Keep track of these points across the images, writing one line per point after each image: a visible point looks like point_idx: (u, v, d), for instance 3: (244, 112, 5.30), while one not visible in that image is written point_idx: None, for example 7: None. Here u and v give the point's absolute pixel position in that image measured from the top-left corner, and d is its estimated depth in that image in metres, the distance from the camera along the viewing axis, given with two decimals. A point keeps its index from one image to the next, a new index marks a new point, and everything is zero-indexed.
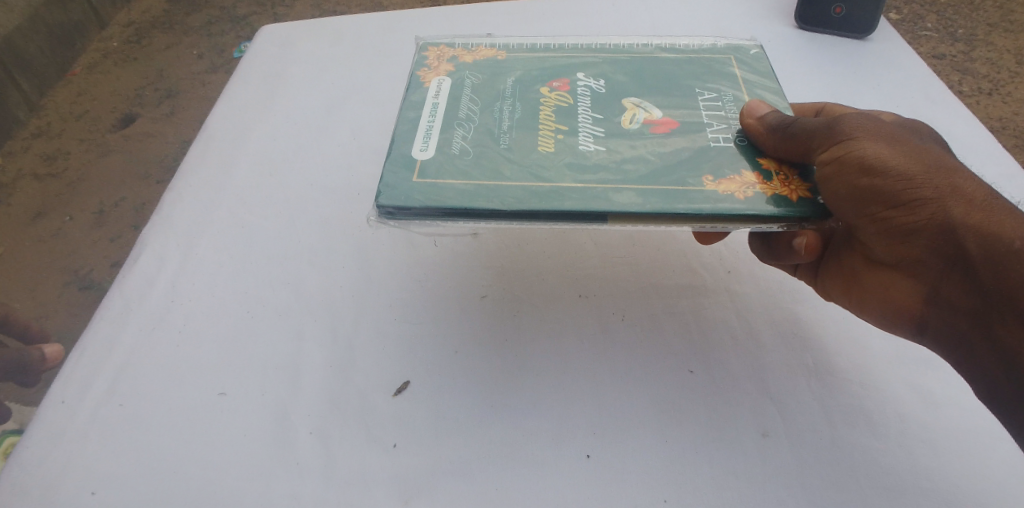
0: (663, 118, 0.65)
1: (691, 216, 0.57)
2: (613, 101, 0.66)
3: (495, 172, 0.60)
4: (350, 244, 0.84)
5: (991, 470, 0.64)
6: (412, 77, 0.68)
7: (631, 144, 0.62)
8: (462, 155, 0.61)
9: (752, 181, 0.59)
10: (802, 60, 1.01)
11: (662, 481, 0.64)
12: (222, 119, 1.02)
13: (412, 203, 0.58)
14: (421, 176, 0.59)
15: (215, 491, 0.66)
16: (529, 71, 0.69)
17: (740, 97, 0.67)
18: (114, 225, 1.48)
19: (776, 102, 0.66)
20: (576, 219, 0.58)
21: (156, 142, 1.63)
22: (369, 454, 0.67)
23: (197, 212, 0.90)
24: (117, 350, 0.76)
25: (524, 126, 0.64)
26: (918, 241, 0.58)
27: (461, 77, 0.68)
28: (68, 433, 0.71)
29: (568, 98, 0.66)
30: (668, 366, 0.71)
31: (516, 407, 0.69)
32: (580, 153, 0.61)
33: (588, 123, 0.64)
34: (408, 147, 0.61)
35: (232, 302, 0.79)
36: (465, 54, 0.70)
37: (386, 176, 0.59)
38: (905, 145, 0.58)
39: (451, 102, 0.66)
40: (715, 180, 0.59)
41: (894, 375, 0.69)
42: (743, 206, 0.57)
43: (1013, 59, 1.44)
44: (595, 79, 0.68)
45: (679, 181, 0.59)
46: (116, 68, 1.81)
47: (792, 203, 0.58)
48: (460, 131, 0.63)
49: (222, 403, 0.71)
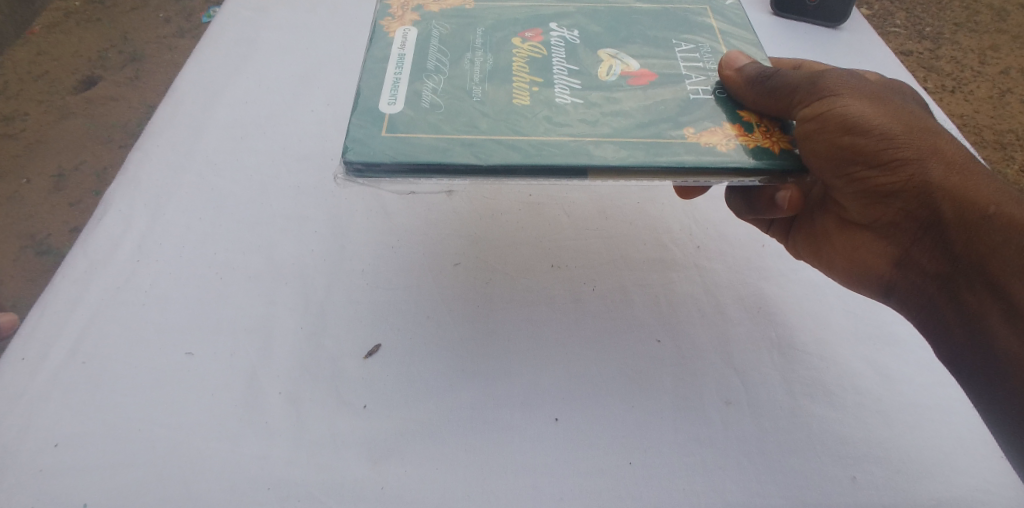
0: (640, 70, 0.65)
1: (673, 169, 0.58)
2: (587, 53, 0.66)
3: (469, 124, 0.60)
4: (323, 211, 0.83)
5: (938, 441, 0.67)
6: (376, 26, 0.67)
7: (609, 96, 0.63)
8: (433, 108, 0.61)
9: (732, 134, 0.60)
10: (775, 45, 1.03)
11: (628, 444, 0.66)
12: (190, 81, 0.99)
13: (381, 159, 0.57)
14: (390, 130, 0.59)
15: (182, 450, 0.66)
16: (498, 21, 0.68)
17: (717, 50, 0.68)
18: (74, 190, 1.43)
19: (753, 53, 0.67)
20: (555, 173, 0.58)
21: (119, 106, 1.58)
22: (339, 416, 0.67)
23: (165, 173, 0.88)
24: (81, 310, 0.75)
25: (496, 78, 0.64)
26: (894, 202, 0.61)
27: (427, 26, 0.67)
28: (27, 391, 0.69)
29: (541, 49, 0.66)
30: (636, 333, 0.73)
31: (486, 371, 0.70)
32: (558, 106, 0.62)
33: (564, 75, 0.64)
34: (376, 101, 0.61)
35: (201, 264, 0.78)
36: (431, 3, 0.69)
37: (353, 133, 0.59)
38: (887, 104, 0.60)
39: (419, 53, 0.65)
40: (697, 133, 0.60)
41: (852, 351, 0.72)
42: (724, 158, 0.58)
43: (976, 58, 1.48)
44: (569, 30, 0.68)
45: (659, 134, 0.60)
46: (78, 29, 1.75)
47: (773, 156, 0.59)
48: (430, 84, 0.63)
49: (189, 363, 0.71)
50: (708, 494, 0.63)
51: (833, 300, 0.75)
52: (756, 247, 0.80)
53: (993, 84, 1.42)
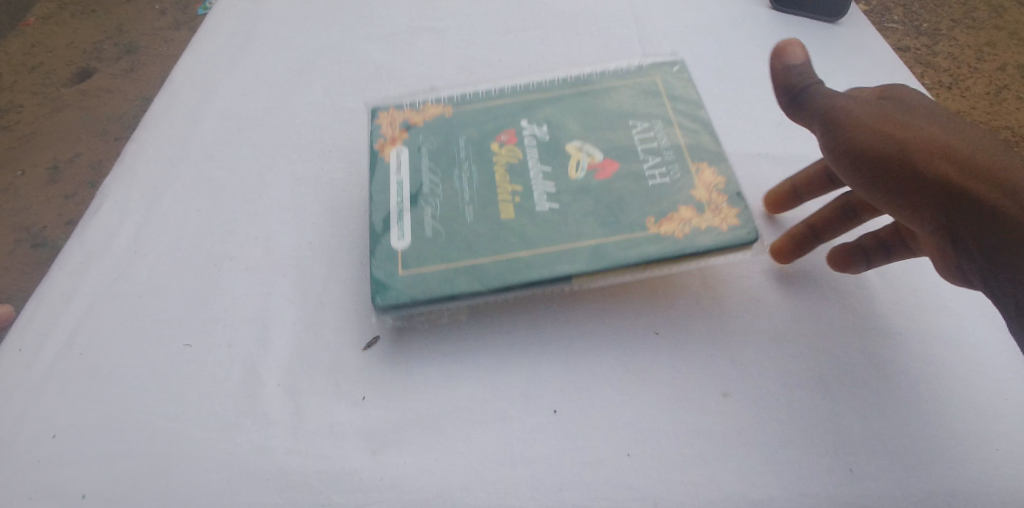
0: (604, 162, 0.73)
1: (638, 260, 0.67)
2: (557, 147, 0.75)
3: (469, 250, 0.69)
4: (321, 201, 0.83)
5: (936, 433, 0.66)
6: (372, 151, 0.76)
7: (581, 194, 0.71)
8: (435, 236, 0.70)
9: (688, 217, 0.69)
10: (766, 40, 1.04)
11: (627, 436, 0.66)
12: (187, 72, 0.99)
13: (404, 298, 0.67)
14: (407, 267, 0.68)
15: (179, 441, 0.66)
16: (479, 129, 0.77)
17: (667, 120, 0.76)
18: (69, 182, 1.42)
19: (709, 142, 0.73)
20: (544, 284, 0.68)
21: (114, 98, 1.57)
22: (337, 407, 0.67)
23: (162, 164, 0.87)
24: (78, 300, 0.75)
25: (482, 191, 0.72)
26: (922, 207, 0.64)
27: (415, 144, 0.76)
28: (26, 383, 0.69)
29: (517, 153, 0.75)
30: (635, 324, 0.72)
31: (484, 362, 0.70)
32: (540, 213, 0.71)
33: (540, 178, 0.73)
34: (388, 238, 0.70)
35: (198, 255, 0.78)
36: (416, 115, 0.78)
37: (375, 272, 0.68)
38: (903, 122, 0.65)
39: (414, 177, 0.74)
40: (658, 223, 0.69)
41: (851, 343, 0.71)
42: (683, 243, 0.68)
43: (973, 55, 1.48)
44: (538, 126, 0.77)
45: (628, 225, 0.69)
46: (72, 19, 1.75)
47: (723, 230, 0.68)
48: (429, 209, 0.71)
49: (187, 354, 0.71)
50: (705, 486, 0.64)
51: (831, 291, 0.75)
52: None
53: (989, 81, 1.43)
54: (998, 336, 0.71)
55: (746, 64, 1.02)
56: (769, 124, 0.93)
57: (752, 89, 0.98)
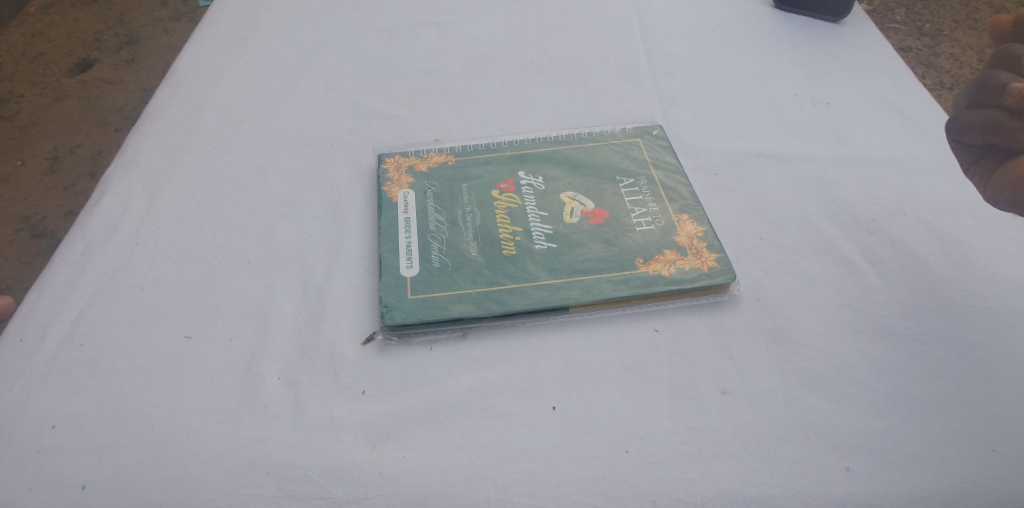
0: (596, 210, 0.80)
1: (630, 297, 0.73)
2: (552, 198, 0.81)
3: (474, 279, 0.73)
4: (323, 196, 0.84)
5: (935, 432, 0.66)
6: (381, 193, 0.82)
7: (575, 238, 0.77)
8: (442, 267, 0.74)
9: (673, 258, 0.75)
10: (762, 39, 1.06)
11: (625, 432, 0.66)
12: (190, 64, 0.99)
13: (413, 320, 0.70)
14: (414, 292, 0.72)
15: (180, 432, 0.66)
16: (480, 178, 0.83)
17: (651, 177, 0.84)
18: (69, 173, 1.41)
19: (680, 182, 0.83)
20: (545, 313, 0.72)
21: (114, 89, 1.57)
22: (337, 399, 0.68)
23: (164, 155, 0.87)
24: (79, 291, 0.75)
25: (484, 230, 0.78)
26: None
27: (422, 188, 0.82)
28: (26, 372, 0.69)
29: (516, 200, 0.81)
30: (634, 323, 0.73)
31: (485, 358, 0.70)
32: (538, 252, 0.76)
33: (538, 222, 0.79)
34: (397, 268, 0.74)
35: (200, 247, 0.78)
36: (420, 162, 0.85)
37: (384, 297, 0.72)
38: None
39: (421, 215, 0.79)
40: (646, 262, 0.75)
41: (848, 342, 0.72)
42: (671, 283, 0.73)
43: (975, 56, 1.47)
44: (535, 177, 0.84)
45: (620, 266, 0.75)
46: (73, 10, 1.77)
47: (704, 274, 0.74)
48: (436, 243, 0.76)
49: (188, 346, 0.71)
50: (704, 483, 0.63)
51: (828, 291, 0.75)
52: (755, 239, 0.80)
53: None
54: (995, 338, 0.72)
55: (746, 63, 1.02)
56: (769, 123, 0.93)
57: (752, 88, 0.99)
